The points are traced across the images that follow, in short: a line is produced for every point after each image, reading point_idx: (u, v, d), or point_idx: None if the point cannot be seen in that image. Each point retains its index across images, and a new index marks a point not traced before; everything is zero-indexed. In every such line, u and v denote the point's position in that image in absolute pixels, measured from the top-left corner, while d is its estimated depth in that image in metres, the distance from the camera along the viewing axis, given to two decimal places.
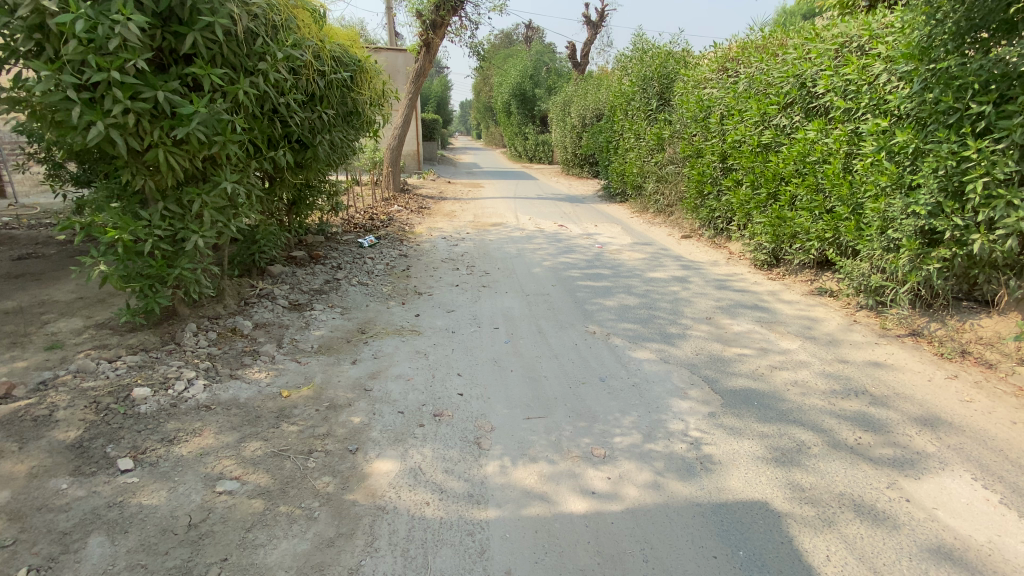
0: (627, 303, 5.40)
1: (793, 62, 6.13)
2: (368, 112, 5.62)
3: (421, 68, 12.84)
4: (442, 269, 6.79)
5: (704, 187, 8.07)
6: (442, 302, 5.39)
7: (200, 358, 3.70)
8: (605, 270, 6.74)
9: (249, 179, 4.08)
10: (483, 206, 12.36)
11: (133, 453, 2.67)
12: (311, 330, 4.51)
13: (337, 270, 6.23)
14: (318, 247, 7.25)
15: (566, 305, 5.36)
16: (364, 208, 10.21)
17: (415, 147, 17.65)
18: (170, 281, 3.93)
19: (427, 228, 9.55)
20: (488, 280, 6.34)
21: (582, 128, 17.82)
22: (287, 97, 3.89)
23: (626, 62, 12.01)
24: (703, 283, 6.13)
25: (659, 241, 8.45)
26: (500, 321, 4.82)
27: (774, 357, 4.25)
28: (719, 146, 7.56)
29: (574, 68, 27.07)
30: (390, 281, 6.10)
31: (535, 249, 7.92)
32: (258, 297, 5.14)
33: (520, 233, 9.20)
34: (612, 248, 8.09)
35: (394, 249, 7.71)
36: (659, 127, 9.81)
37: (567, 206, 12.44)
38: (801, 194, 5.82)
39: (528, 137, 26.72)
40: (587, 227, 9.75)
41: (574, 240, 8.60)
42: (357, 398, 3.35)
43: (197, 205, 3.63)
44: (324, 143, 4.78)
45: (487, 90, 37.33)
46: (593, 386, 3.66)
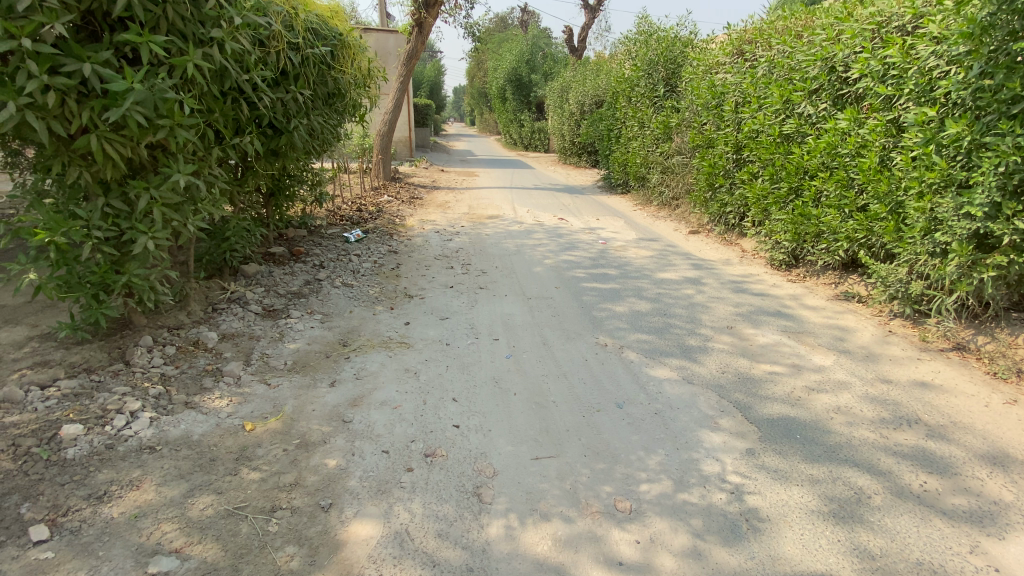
0: (638, 309, 4.91)
1: (823, 44, 5.63)
2: (352, 94, 5.05)
3: (412, 50, 12.16)
4: (435, 268, 6.26)
5: (715, 180, 7.57)
6: (435, 307, 4.87)
7: (151, 381, 3.16)
8: (611, 269, 6.24)
9: (210, 170, 3.49)
10: (478, 197, 11.79)
11: (50, 515, 2.13)
12: (286, 342, 3.97)
13: (319, 268, 5.67)
14: (300, 242, 6.68)
15: (572, 311, 4.86)
16: (352, 198, 9.60)
17: (406, 134, 16.96)
18: (119, 289, 3.36)
19: (419, 220, 9.00)
20: (485, 281, 5.82)
21: (580, 116, 17.23)
22: (251, 73, 3.30)
23: (628, 46, 11.40)
24: (719, 285, 5.65)
25: (665, 236, 7.96)
26: (500, 330, 4.32)
27: (809, 376, 3.78)
28: (733, 136, 7.05)
29: (571, 53, 26.28)
30: (378, 282, 5.56)
31: (534, 245, 7.40)
32: (228, 302, 4.59)
33: (517, 227, 8.66)
34: (617, 244, 7.58)
35: (383, 244, 7.16)
36: (666, 116, 9.27)
37: (565, 197, 11.90)
38: (829, 190, 5.34)
39: (523, 124, 26.00)
40: (588, 220, 9.23)
41: (575, 235, 8.08)
42: (333, 433, 2.84)
43: (144, 202, 3.03)
44: (300, 128, 4.20)
45: (481, 75, 36.45)
46: (609, 413, 3.17)
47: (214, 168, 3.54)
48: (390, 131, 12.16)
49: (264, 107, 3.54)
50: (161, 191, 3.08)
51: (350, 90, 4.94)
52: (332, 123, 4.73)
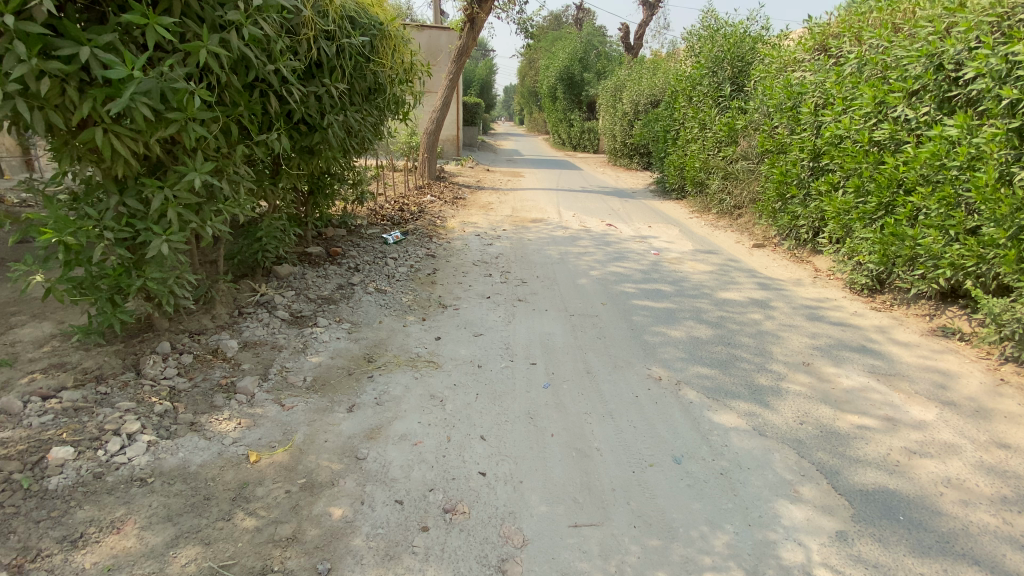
0: (697, 335, 4.36)
1: (929, 39, 4.89)
2: (391, 89, 4.74)
3: (463, 47, 11.89)
4: (473, 275, 5.90)
5: (787, 189, 6.86)
6: (469, 320, 4.49)
7: (159, 396, 2.93)
8: (665, 285, 5.69)
9: (235, 169, 3.24)
10: (524, 198, 11.43)
11: (15, 562, 1.88)
12: (308, 354, 3.69)
13: (354, 271, 5.42)
14: (338, 242, 6.48)
15: (620, 333, 4.36)
16: (396, 197, 9.42)
17: (454, 132, 16.79)
18: (134, 293, 3.17)
19: (462, 221, 8.70)
20: (526, 292, 5.40)
21: (634, 115, 16.55)
22: (278, 63, 3.03)
23: (692, 43, 10.71)
24: (790, 311, 5.02)
25: (726, 249, 7.35)
26: (538, 352, 3.89)
27: (908, 433, 3.15)
28: (811, 141, 6.33)
29: (627, 51, 25.47)
30: (412, 289, 5.25)
31: (580, 253, 6.92)
32: (257, 305, 4.38)
33: (563, 233, 8.20)
34: (671, 255, 7.00)
35: (422, 247, 6.87)
36: (732, 117, 8.59)
37: (615, 201, 11.32)
38: (930, 208, 4.59)
39: (574, 124, 25.41)
40: (639, 227, 8.65)
41: (625, 244, 7.54)
42: (344, 473, 2.50)
43: (158, 203, 2.80)
44: (335, 125, 3.91)
45: (532, 74, 36.07)
46: (665, 469, 2.69)
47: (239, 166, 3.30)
48: (437, 129, 11.96)
49: (294, 102, 3.27)
50: (175, 189, 2.82)
51: (390, 85, 4.65)
52: (370, 120, 4.45)
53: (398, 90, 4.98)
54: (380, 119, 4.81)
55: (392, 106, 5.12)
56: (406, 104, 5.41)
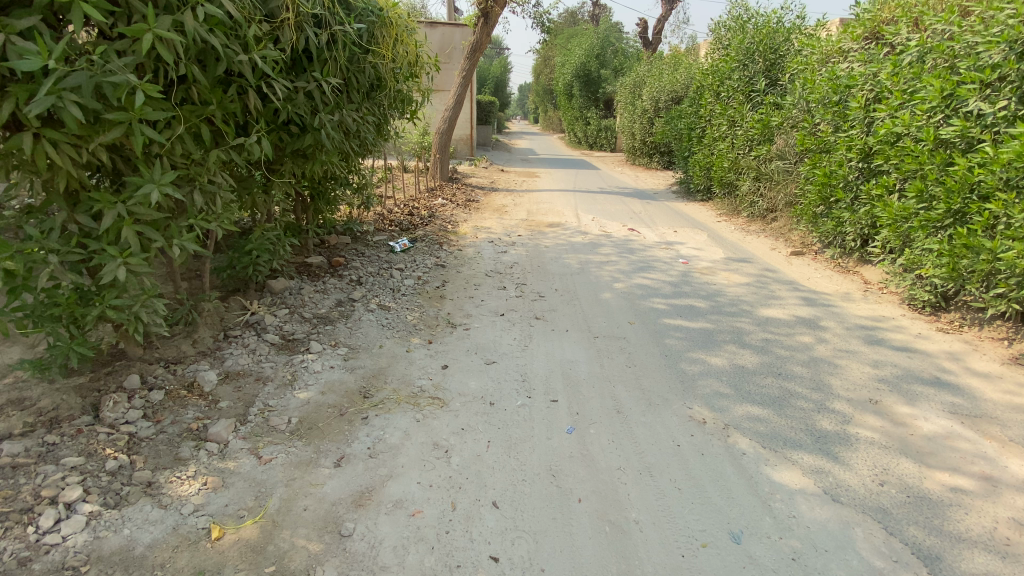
0: (741, 363, 3.81)
1: (1011, 22, 4.30)
2: (393, 83, 4.27)
3: (476, 43, 11.36)
4: (486, 288, 5.41)
5: (831, 193, 6.25)
6: (480, 343, 4.00)
7: (115, 447, 2.49)
8: (698, 300, 5.13)
9: (209, 179, 2.78)
10: (540, 200, 10.94)
11: None
12: (295, 388, 3.22)
13: (356, 285, 4.96)
14: (342, 251, 6.04)
15: (653, 360, 3.82)
16: (405, 200, 8.99)
17: (467, 131, 16.31)
18: (94, 322, 2.73)
19: (474, 226, 8.22)
20: (544, 308, 4.90)
21: (655, 113, 15.96)
22: (252, 53, 2.56)
23: (718, 35, 10.06)
24: (844, 334, 4.45)
25: (762, 257, 6.79)
26: (560, 385, 3.37)
27: (1014, 500, 2.59)
28: (861, 139, 5.73)
29: (645, 47, 24.75)
30: (419, 305, 4.78)
31: (602, 262, 6.39)
32: (245, 326, 3.94)
33: (582, 238, 7.67)
34: (701, 264, 6.44)
35: (431, 255, 6.40)
36: (766, 113, 7.97)
37: (636, 202, 10.75)
38: (1013, 217, 3.96)
39: (590, 122, 24.78)
40: (664, 232, 8.08)
41: (650, 251, 7.00)
42: (324, 559, 2.02)
43: (112, 220, 2.36)
44: (328, 125, 3.44)
45: (547, 72, 35.51)
46: (722, 552, 2.17)
47: (215, 175, 2.85)
48: (450, 129, 11.49)
49: (276, 99, 2.81)
50: (133, 205, 2.38)
51: (391, 81, 4.18)
52: (370, 119, 4.00)
53: (401, 86, 4.51)
54: (382, 119, 4.35)
55: (397, 104, 4.65)
56: (413, 102, 4.96)
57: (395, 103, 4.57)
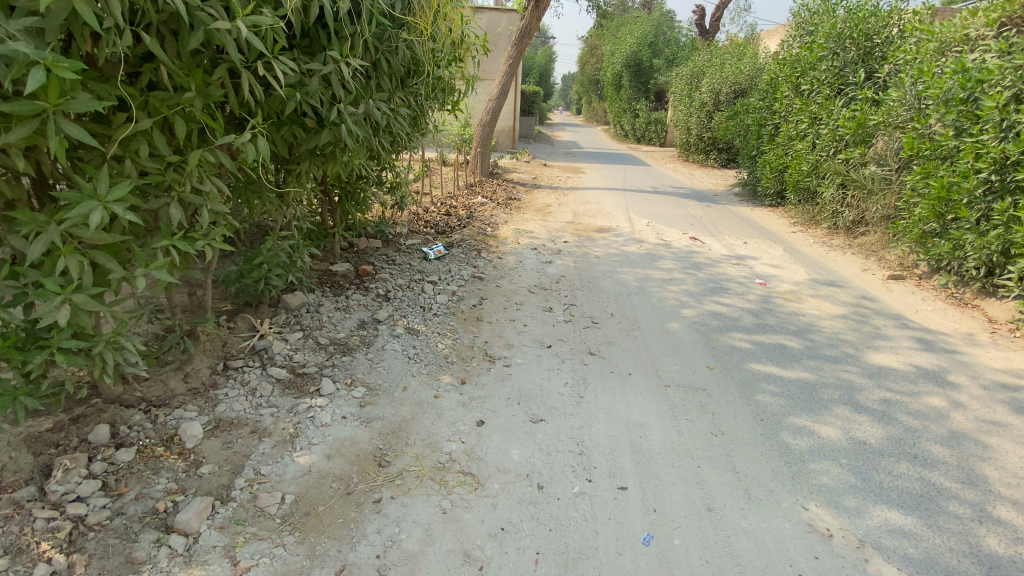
0: (862, 439, 2.98)
1: None
2: (430, 64, 3.58)
3: (525, 28, 10.54)
4: (531, 308, 4.70)
5: (950, 209, 5.22)
6: (525, 387, 3.27)
7: (53, 542, 1.94)
8: (787, 338, 4.26)
9: (191, 188, 2.18)
10: (587, 199, 10.13)
11: None
12: (297, 447, 2.58)
13: (384, 301, 4.34)
14: (371, 256, 5.43)
15: (743, 427, 3.03)
16: (443, 197, 8.35)
17: (510, 123, 15.55)
18: (45, 367, 2.14)
19: (516, 229, 7.51)
20: (600, 337, 4.14)
21: (714, 106, 14.96)
22: (244, 24, 1.90)
23: (798, 22, 8.97)
24: (984, 397, 3.54)
25: (853, 280, 5.86)
26: (628, 463, 2.63)
27: None
28: (997, 146, 4.75)
29: (701, 36, 23.24)
30: (453, 329, 4.12)
31: (664, 279, 5.56)
32: (250, 353, 3.34)
33: (636, 248, 6.84)
34: (782, 287, 5.55)
35: (469, 264, 5.73)
36: (862, 111, 6.91)
37: (694, 206, 9.80)
38: None
39: (638, 114, 23.52)
40: (731, 243, 7.16)
41: (718, 266, 6.13)
42: None
43: (52, 247, 1.76)
44: (352, 119, 2.78)
45: (594, 61, 34.23)
46: None
47: (201, 182, 2.26)
48: (493, 120, 10.78)
49: (276, 86, 2.15)
50: (73, 226, 1.79)
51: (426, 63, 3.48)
52: (400, 109, 3.32)
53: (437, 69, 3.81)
54: (414, 109, 3.67)
55: (437, 94, 3.98)
56: (455, 92, 4.34)
57: (429, 88, 3.87)
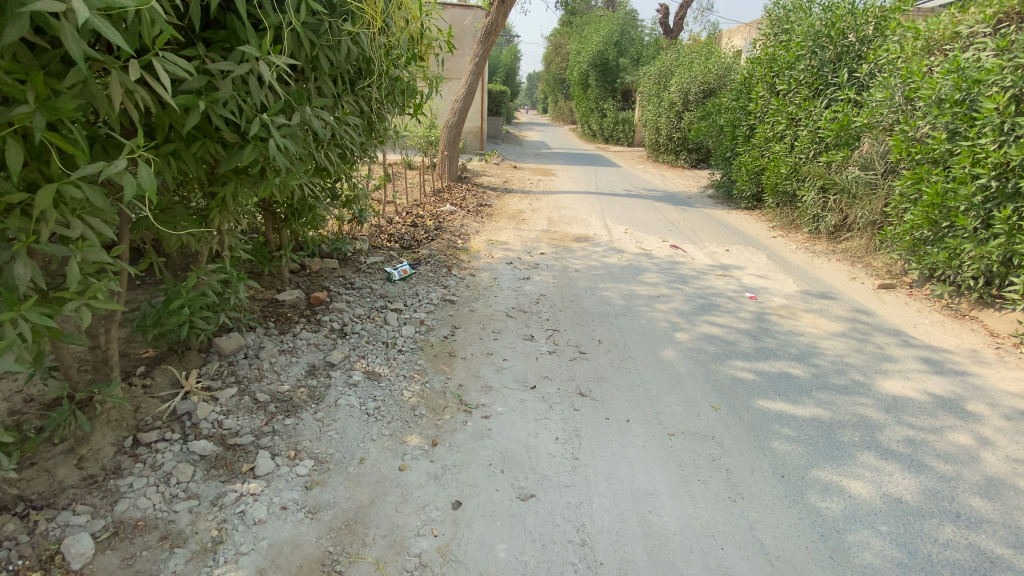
0: (897, 496, 2.60)
1: None
2: (379, 60, 3.03)
3: (491, 25, 10.00)
4: (509, 335, 4.19)
5: (945, 216, 4.98)
6: (508, 447, 2.76)
7: None
8: (791, 365, 3.88)
9: (47, 234, 1.62)
10: (561, 204, 9.68)
11: None
12: (218, 562, 2.01)
13: (339, 337, 3.74)
14: (326, 279, 4.81)
15: (764, 488, 2.60)
16: (408, 206, 7.75)
17: (478, 123, 14.98)
18: None
19: (488, 240, 6.98)
20: (588, 371, 3.67)
21: (684, 106, 14.79)
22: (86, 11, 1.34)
23: (773, 19, 8.74)
24: (1010, 430, 3.22)
25: (843, 290, 5.59)
26: (641, 556, 2.17)
27: None
28: (997, 151, 4.52)
29: (665, 35, 23.15)
30: (420, 368, 3.56)
31: (650, 296, 5.13)
32: (169, 421, 2.73)
33: (617, 259, 6.43)
34: (773, 301, 5.21)
35: (437, 284, 5.17)
36: (845, 112, 6.70)
37: (671, 210, 9.47)
38: None
39: (606, 114, 23.30)
40: (713, 251, 6.83)
41: (704, 278, 5.76)
42: None
43: None
44: (285, 132, 2.25)
45: (560, 60, 33.96)
46: None
47: (68, 225, 1.70)
48: (460, 122, 10.22)
49: (162, 92, 1.61)
50: None
51: (377, 60, 2.95)
52: (346, 117, 2.78)
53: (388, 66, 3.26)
54: (363, 114, 3.12)
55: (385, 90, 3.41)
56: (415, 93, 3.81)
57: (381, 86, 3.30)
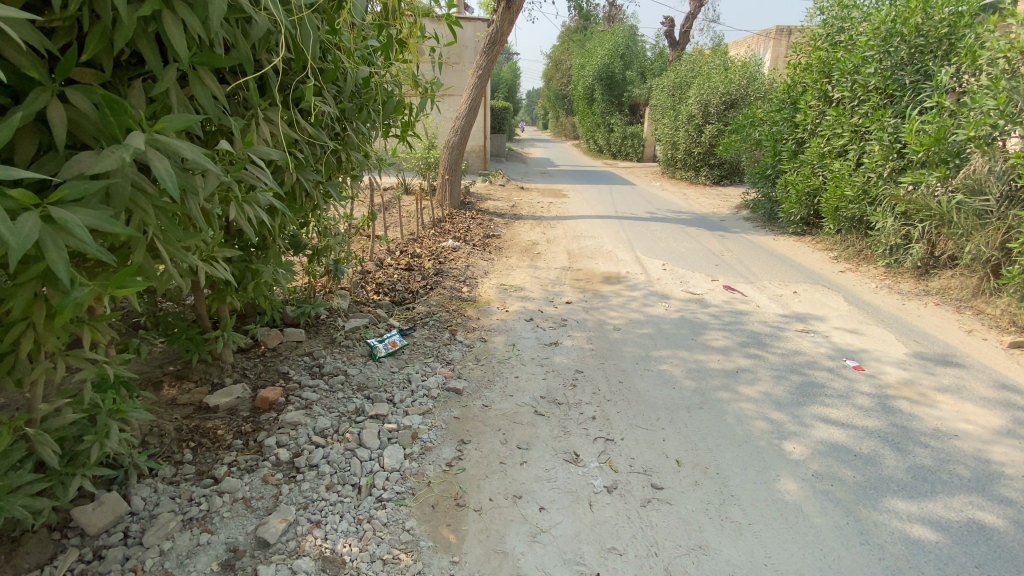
0: None
1: None
2: (307, 45, 1.80)
3: (496, 34, 8.81)
4: (542, 449, 2.86)
5: None
6: None
7: None
8: (972, 502, 2.61)
9: None
10: (579, 232, 8.43)
11: None
12: None
13: (286, 481, 2.45)
14: (285, 361, 3.53)
15: None
16: (401, 243, 6.48)
17: (481, 142, 13.84)
18: None
19: (500, 285, 5.70)
20: (675, 529, 2.35)
21: (703, 118, 13.65)
22: None
23: (827, 17, 7.50)
24: None
25: (968, 352, 4.28)
26: None
27: None
28: None
29: (672, 47, 22.18)
30: (412, 535, 2.25)
31: (727, 369, 3.79)
32: None
33: (663, 308, 5.13)
34: (888, 373, 3.90)
35: (438, 358, 3.87)
36: (939, 121, 5.47)
37: (707, 236, 8.18)
38: None
39: (613, 129, 22.17)
40: (778, 294, 5.55)
41: (784, 336, 4.45)
42: None
43: None
44: (76, 190, 1.05)
45: (561, 76, 33.17)
46: None
47: None
48: (462, 142, 9.03)
49: None
50: None
51: (307, 49, 1.78)
52: (256, 149, 1.55)
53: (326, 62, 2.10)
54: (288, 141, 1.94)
55: (331, 92, 2.20)
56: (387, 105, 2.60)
57: (319, 92, 2.16)
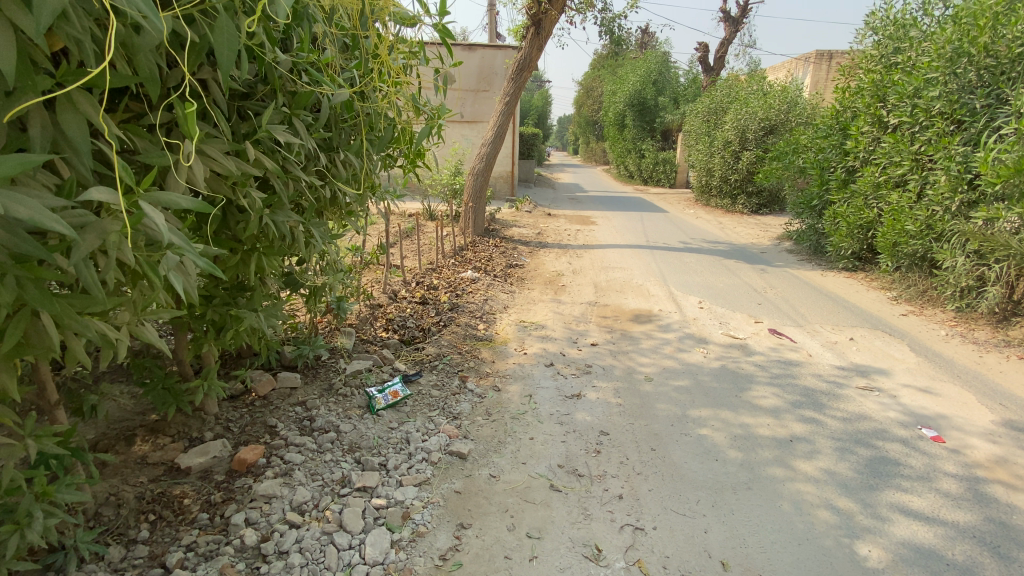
0: None
1: None
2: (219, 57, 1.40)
3: (524, 60, 8.60)
4: (557, 538, 2.38)
5: None
6: None
7: None
8: None
9: None
10: (607, 264, 7.97)
11: None
12: None
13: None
14: (275, 411, 3.17)
15: None
16: (418, 274, 6.16)
17: (508, 168, 13.62)
18: None
19: (519, 323, 5.27)
20: None
21: (740, 144, 13.12)
22: None
23: (880, 38, 6.96)
24: None
25: None
26: None
27: None
28: None
29: (706, 72, 21.77)
30: None
31: (778, 437, 3.24)
32: None
33: (701, 354, 4.59)
34: (975, 447, 3.27)
35: (445, 410, 3.45)
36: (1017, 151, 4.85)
37: (746, 269, 7.59)
38: None
39: (644, 155, 21.74)
40: (831, 340, 4.94)
41: (843, 395, 3.86)
42: None
43: None
44: None
45: (592, 102, 33.13)
46: None
47: None
48: (486, 168, 8.79)
49: None
50: None
51: (223, 71, 1.40)
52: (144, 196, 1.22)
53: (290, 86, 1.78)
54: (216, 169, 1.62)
55: (296, 122, 1.89)
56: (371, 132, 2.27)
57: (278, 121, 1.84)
